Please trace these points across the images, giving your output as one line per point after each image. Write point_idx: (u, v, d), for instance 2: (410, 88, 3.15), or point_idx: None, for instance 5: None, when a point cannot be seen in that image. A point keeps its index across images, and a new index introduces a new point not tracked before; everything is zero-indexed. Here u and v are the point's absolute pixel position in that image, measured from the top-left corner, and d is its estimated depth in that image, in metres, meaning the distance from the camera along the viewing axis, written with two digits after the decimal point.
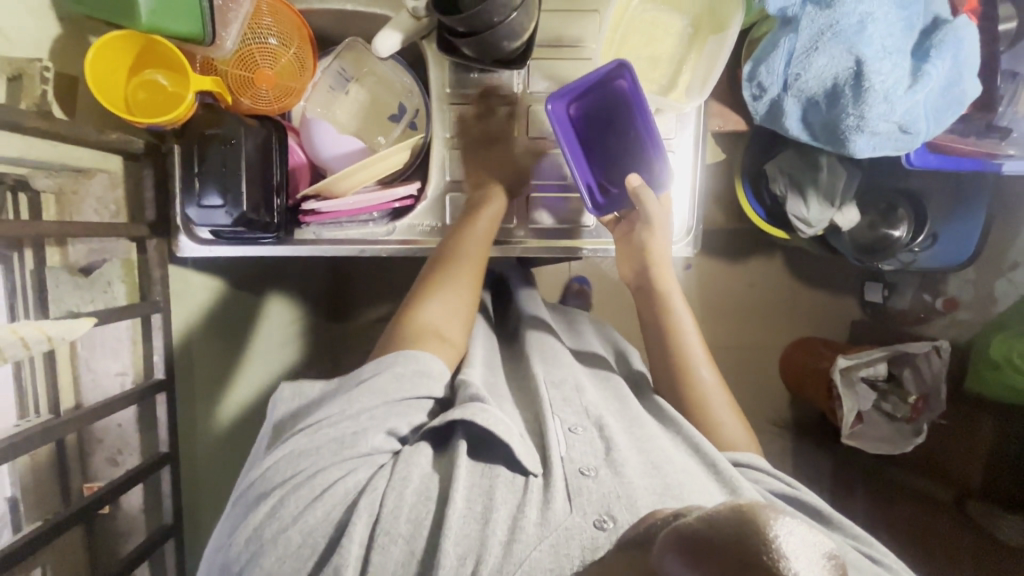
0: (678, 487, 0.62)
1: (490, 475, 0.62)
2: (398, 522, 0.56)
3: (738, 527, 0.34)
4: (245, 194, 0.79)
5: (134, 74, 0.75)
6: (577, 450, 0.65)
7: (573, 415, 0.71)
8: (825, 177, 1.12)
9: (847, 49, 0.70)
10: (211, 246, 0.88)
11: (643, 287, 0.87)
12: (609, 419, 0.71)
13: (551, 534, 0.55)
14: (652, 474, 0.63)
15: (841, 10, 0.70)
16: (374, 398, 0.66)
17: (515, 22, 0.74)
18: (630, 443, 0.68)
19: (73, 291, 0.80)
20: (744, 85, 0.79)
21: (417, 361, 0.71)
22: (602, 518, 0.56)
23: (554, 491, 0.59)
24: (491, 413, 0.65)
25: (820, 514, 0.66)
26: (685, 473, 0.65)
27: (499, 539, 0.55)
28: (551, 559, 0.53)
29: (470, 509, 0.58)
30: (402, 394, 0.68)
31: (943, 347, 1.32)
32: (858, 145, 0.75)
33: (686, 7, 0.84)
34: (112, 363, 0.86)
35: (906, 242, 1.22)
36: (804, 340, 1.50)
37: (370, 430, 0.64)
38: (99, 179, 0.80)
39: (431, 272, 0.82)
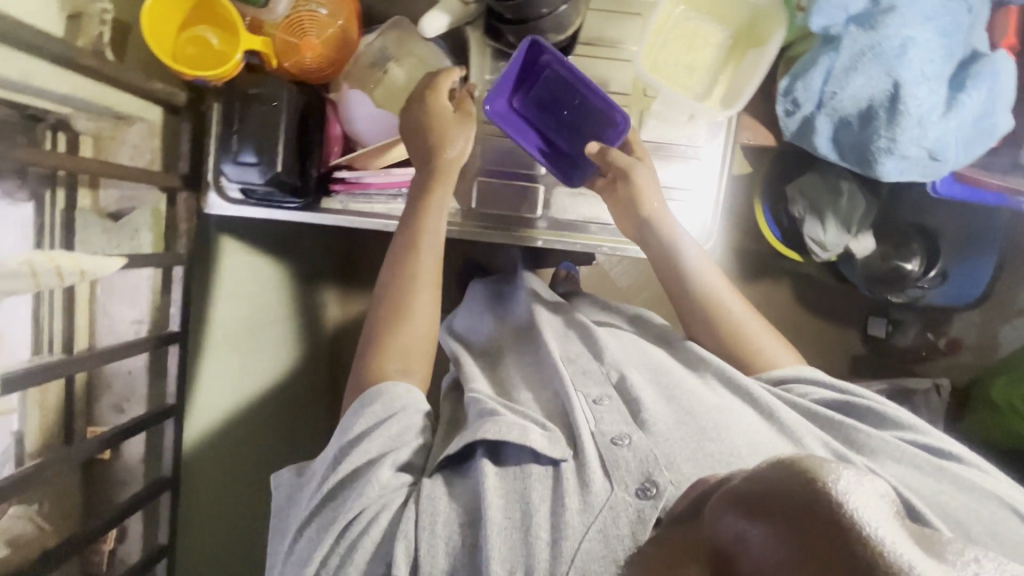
0: (716, 431, 0.67)
1: (524, 475, 0.63)
2: (437, 561, 0.58)
3: (795, 478, 0.32)
4: (280, 156, 0.80)
5: (186, 29, 0.77)
6: (606, 421, 0.68)
7: (595, 387, 0.74)
8: (845, 203, 1.14)
9: (885, 72, 0.72)
10: (239, 205, 0.88)
11: (647, 245, 0.85)
12: (630, 379, 0.75)
13: (596, 520, 0.57)
14: (686, 422, 0.68)
15: (884, 32, 0.71)
16: (361, 448, 0.65)
17: (562, 14, 0.77)
18: (656, 396, 0.73)
19: (100, 234, 0.83)
20: (778, 100, 0.79)
21: (375, 403, 0.69)
22: (644, 487, 0.59)
23: (590, 471, 0.62)
24: (503, 423, 0.66)
25: (866, 410, 0.72)
26: (719, 412, 0.70)
27: (543, 544, 0.57)
28: (601, 545, 0.55)
29: (508, 519, 0.59)
30: (385, 429, 0.67)
31: (943, 386, 1.38)
32: (887, 167, 0.76)
33: (728, 19, 0.86)
34: (129, 310, 0.87)
35: (917, 277, 1.23)
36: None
37: (377, 471, 0.64)
38: (137, 127, 0.82)
39: (395, 280, 0.79)
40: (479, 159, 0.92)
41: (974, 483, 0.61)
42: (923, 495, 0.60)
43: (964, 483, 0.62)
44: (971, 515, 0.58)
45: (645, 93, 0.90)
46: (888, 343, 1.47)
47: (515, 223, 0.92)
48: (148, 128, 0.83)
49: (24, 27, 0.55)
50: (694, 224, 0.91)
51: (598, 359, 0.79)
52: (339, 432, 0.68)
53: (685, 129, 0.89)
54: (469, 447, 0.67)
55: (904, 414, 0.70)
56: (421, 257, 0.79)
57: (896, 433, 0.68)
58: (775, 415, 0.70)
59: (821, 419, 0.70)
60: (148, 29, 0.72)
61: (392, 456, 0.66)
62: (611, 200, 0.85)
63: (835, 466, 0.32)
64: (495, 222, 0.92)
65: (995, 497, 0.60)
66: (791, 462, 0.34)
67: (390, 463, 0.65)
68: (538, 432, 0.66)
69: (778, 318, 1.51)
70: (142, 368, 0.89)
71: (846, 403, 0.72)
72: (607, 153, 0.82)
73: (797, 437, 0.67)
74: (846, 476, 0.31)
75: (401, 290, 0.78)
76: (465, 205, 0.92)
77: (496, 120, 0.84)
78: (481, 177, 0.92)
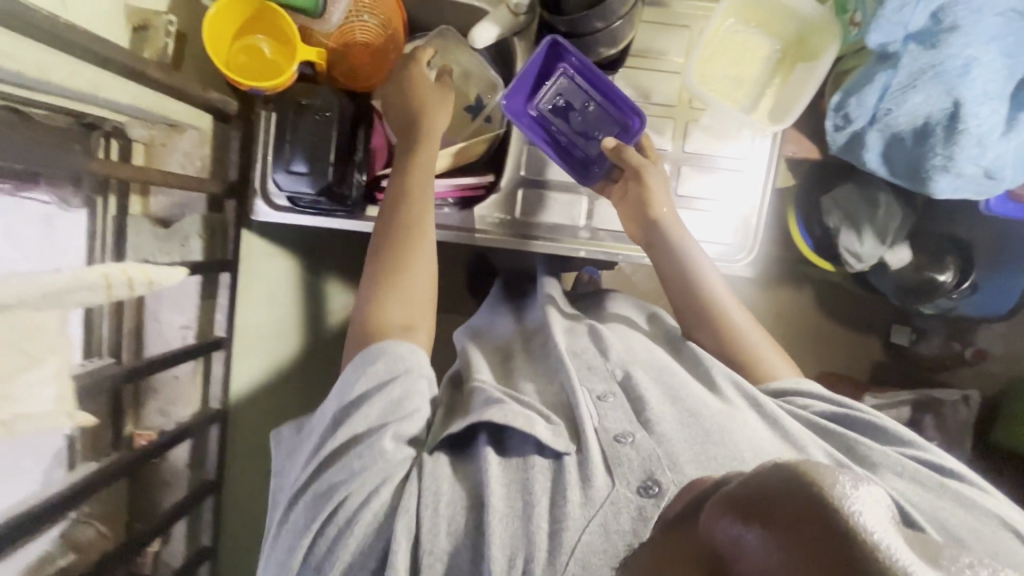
0: (720, 434, 0.64)
1: (525, 467, 0.62)
2: (437, 540, 0.57)
3: (796, 481, 0.31)
4: (331, 166, 0.81)
5: (240, 38, 0.78)
6: (610, 418, 0.66)
7: (601, 382, 0.71)
8: (881, 214, 1.14)
9: (947, 90, 0.71)
10: (287, 212, 0.88)
11: (653, 242, 0.81)
12: (636, 376, 0.73)
13: (597, 514, 0.57)
14: (689, 424, 0.66)
15: (947, 50, 0.70)
16: (360, 413, 0.64)
17: (617, 30, 0.77)
18: (661, 396, 0.70)
19: (151, 241, 0.82)
20: (829, 114, 0.80)
21: (376, 363, 0.67)
22: (646, 484, 0.58)
23: (591, 466, 0.60)
24: (508, 411, 0.64)
25: (873, 428, 0.68)
26: (723, 415, 0.67)
27: (544, 533, 0.56)
28: (602, 539, 0.55)
29: (511, 509, 0.58)
30: (387, 394, 0.65)
31: (972, 398, 1.38)
32: (940, 184, 0.76)
33: (778, 32, 0.86)
34: (178, 316, 0.87)
35: (949, 288, 1.22)
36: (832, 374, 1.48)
37: (378, 443, 0.62)
38: (188, 135, 0.83)
39: (386, 249, 0.76)
40: (519, 169, 0.90)
41: (981, 503, 0.59)
42: (925, 511, 0.58)
43: (969, 502, 0.59)
44: (971, 533, 0.57)
45: (691, 105, 0.90)
46: (911, 351, 1.48)
47: (550, 232, 0.91)
48: (199, 136, 0.84)
49: (102, 42, 0.56)
50: (716, 238, 0.92)
51: (604, 355, 0.77)
52: (339, 392, 0.66)
53: (731, 142, 0.90)
54: (472, 427, 0.66)
55: (908, 431, 0.68)
56: (410, 220, 0.77)
57: (900, 449, 0.65)
58: (779, 422, 0.68)
59: (824, 432, 0.68)
60: (207, 39, 0.73)
61: (393, 427, 0.63)
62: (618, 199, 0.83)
63: (833, 471, 0.32)
64: (535, 231, 0.91)
65: (999, 518, 0.58)
66: (791, 466, 0.33)
67: (389, 436, 0.62)
68: (543, 424, 0.64)
69: (802, 327, 1.52)
70: (189, 373, 0.90)
71: (850, 418, 0.69)
72: (623, 149, 0.80)
73: (801, 446, 0.65)
74: (845, 481, 0.30)
75: (393, 258, 0.75)
76: (509, 215, 0.91)
77: (513, 116, 0.81)
78: (523, 187, 0.91)
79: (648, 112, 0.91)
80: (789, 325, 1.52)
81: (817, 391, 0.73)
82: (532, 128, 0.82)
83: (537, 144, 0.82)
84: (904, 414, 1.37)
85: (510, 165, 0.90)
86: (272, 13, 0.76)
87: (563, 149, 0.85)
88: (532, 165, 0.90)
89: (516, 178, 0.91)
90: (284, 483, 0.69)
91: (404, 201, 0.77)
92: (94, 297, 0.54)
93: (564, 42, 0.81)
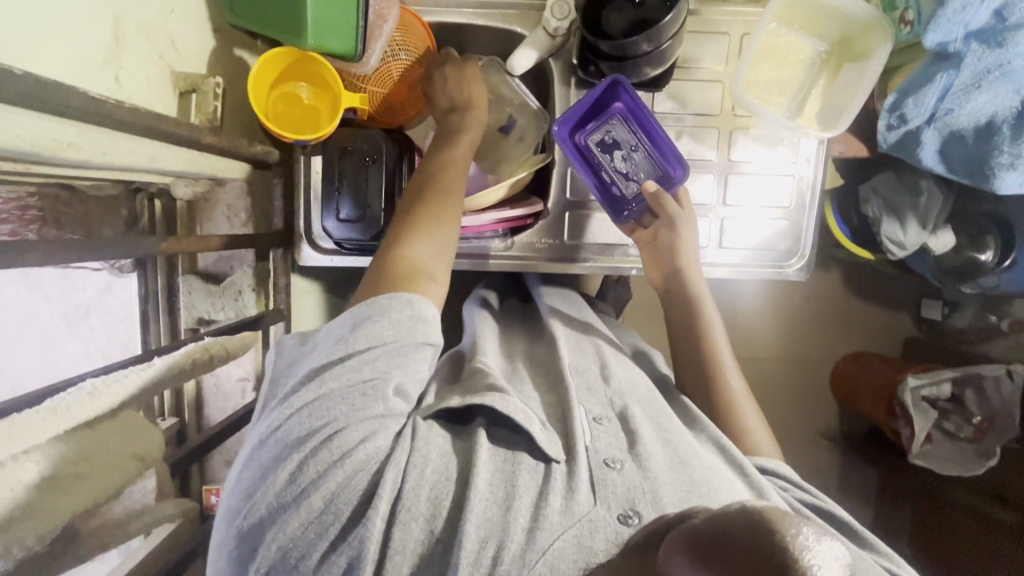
0: (707, 489, 0.59)
1: (512, 461, 0.58)
2: (419, 500, 0.53)
3: (754, 528, 0.34)
4: (382, 212, 0.80)
5: (276, 88, 0.76)
6: (602, 441, 0.62)
7: (598, 405, 0.68)
8: (924, 201, 1.12)
9: (1015, 89, 0.71)
10: (335, 255, 0.87)
11: (671, 288, 0.82)
12: (634, 409, 0.68)
13: (574, 525, 0.52)
14: (678, 470, 0.61)
15: (1014, 49, 0.69)
16: (375, 351, 0.58)
17: (665, 49, 0.76)
18: (653, 435, 0.65)
19: (206, 298, 0.84)
20: (883, 114, 0.80)
21: (403, 310, 0.61)
22: (627, 514, 0.54)
23: (578, 481, 0.57)
24: (511, 401, 0.61)
25: (848, 528, 0.64)
26: (715, 472, 0.63)
27: (521, 526, 0.52)
28: (574, 548, 0.51)
29: (492, 493, 0.55)
30: (399, 338, 0.60)
31: (1016, 372, 1.26)
32: (1006, 182, 0.74)
33: (822, 32, 0.85)
34: (235, 368, 0.86)
35: (990, 267, 1.18)
36: (858, 357, 1.46)
37: (386, 390, 0.57)
38: (232, 188, 0.81)
39: (405, 218, 0.71)
40: (563, 194, 0.89)
41: None
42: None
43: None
44: None
45: (735, 112, 0.88)
46: (943, 325, 1.45)
47: (596, 252, 0.90)
48: (241, 188, 0.83)
49: (157, 117, 0.54)
50: (749, 247, 0.91)
51: (606, 380, 0.73)
52: (354, 323, 0.60)
53: (780, 150, 0.88)
54: (471, 407, 0.62)
55: (880, 541, 0.62)
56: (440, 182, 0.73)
57: (875, 557, 0.60)
58: (765, 496, 0.62)
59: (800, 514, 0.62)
60: (251, 92, 0.72)
61: (398, 379, 0.58)
62: (649, 244, 0.83)
63: (799, 521, 0.34)
64: (581, 252, 0.90)
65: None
66: (754, 511, 0.35)
67: (393, 385, 0.58)
68: (540, 426, 0.60)
69: (832, 312, 1.51)
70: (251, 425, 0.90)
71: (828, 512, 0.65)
72: (661, 196, 0.80)
73: None
74: (808, 533, 0.33)
75: (416, 214, 0.71)
76: (558, 239, 0.90)
77: (559, 145, 0.80)
78: (569, 211, 0.89)
79: (689, 122, 0.88)
80: (822, 311, 1.51)
81: (793, 477, 0.68)
82: (576, 158, 0.82)
83: (578, 173, 0.82)
84: (943, 391, 1.30)
85: (556, 189, 0.89)
86: (316, 64, 0.76)
87: (601, 184, 0.85)
88: (577, 187, 0.89)
89: (563, 202, 0.89)
90: (267, 402, 0.62)
91: (437, 179, 0.74)
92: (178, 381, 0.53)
93: (626, 86, 0.79)
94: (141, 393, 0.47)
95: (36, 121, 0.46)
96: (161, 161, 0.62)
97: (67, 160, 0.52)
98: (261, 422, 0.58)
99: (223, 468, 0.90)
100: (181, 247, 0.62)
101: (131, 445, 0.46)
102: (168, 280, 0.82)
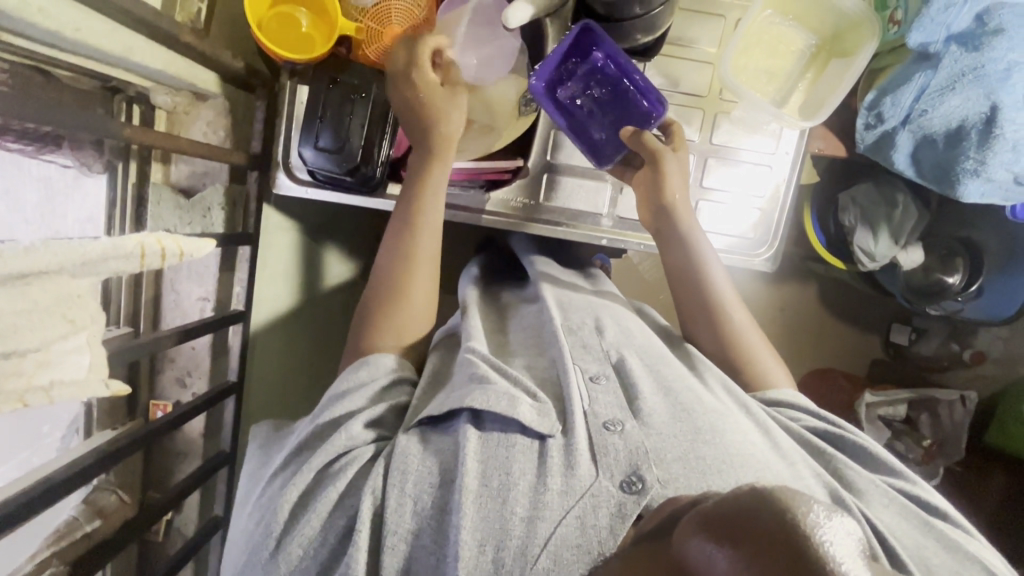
0: (712, 433, 0.62)
1: (507, 444, 0.58)
2: (403, 520, 0.54)
3: (768, 507, 0.34)
4: (356, 143, 0.78)
5: (273, 7, 0.77)
6: (601, 403, 0.63)
7: (595, 363, 0.68)
8: (898, 215, 1.14)
9: (984, 94, 0.75)
10: (310, 187, 0.86)
11: (660, 228, 0.81)
12: (631, 361, 0.70)
13: (576, 506, 0.53)
14: (682, 419, 0.63)
15: (989, 54, 0.74)
16: (341, 404, 0.63)
17: (657, 16, 0.77)
18: (654, 385, 0.67)
19: (173, 211, 0.84)
20: (862, 112, 0.84)
21: (361, 370, 0.67)
22: (630, 480, 0.55)
23: (577, 454, 0.57)
24: (491, 392, 0.60)
25: (865, 455, 0.68)
26: (717, 415, 0.65)
27: (520, 517, 0.53)
28: (577, 534, 0.51)
29: (485, 488, 0.54)
30: (366, 390, 0.65)
31: (969, 399, 1.32)
32: (969, 188, 0.80)
33: (814, 26, 0.87)
34: (196, 287, 0.87)
35: (957, 290, 1.20)
36: (819, 373, 1.45)
37: (349, 423, 0.60)
38: (212, 104, 0.81)
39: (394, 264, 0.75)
40: (547, 156, 0.91)
41: (964, 546, 0.57)
42: (907, 547, 0.57)
43: (952, 544, 0.58)
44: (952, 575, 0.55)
45: (721, 95, 0.89)
46: (909, 350, 1.45)
47: (573, 219, 0.92)
48: (222, 106, 0.82)
49: (142, 4, 0.55)
50: (720, 232, 0.92)
51: (600, 333, 0.74)
52: (326, 392, 0.66)
53: (761, 137, 0.90)
54: (452, 411, 0.61)
55: (897, 461, 0.67)
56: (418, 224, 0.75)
57: (885, 480, 0.65)
58: (772, 432, 0.66)
59: (813, 450, 0.67)
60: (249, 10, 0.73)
61: (369, 412, 0.62)
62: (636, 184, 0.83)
63: (806, 500, 0.34)
64: (556, 217, 0.92)
65: (982, 564, 0.56)
66: (762, 492, 0.35)
67: (360, 422, 0.61)
68: (528, 403, 0.60)
69: (806, 324, 1.51)
70: (205, 345, 0.90)
71: (842, 440, 0.69)
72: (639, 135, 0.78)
73: (791, 460, 0.63)
74: (818, 510, 0.33)
75: (399, 274, 0.74)
76: (533, 200, 0.91)
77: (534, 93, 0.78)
78: (547, 173, 0.91)
79: (677, 101, 0.89)
80: (795, 321, 1.51)
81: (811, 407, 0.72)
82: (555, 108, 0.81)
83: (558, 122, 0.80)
84: (899, 412, 1.33)
85: (537, 150, 0.90)
86: None
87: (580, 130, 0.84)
88: (560, 150, 0.90)
89: (543, 163, 0.91)
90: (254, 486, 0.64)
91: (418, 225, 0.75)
92: (125, 266, 0.51)
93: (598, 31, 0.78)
94: (81, 266, 0.46)
95: None
96: (138, 55, 0.62)
97: (37, 29, 0.51)
98: (246, 508, 0.62)
99: (172, 385, 0.91)
100: (149, 140, 0.62)
101: (63, 308, 0.45)
102: (137, 188, 0.82)
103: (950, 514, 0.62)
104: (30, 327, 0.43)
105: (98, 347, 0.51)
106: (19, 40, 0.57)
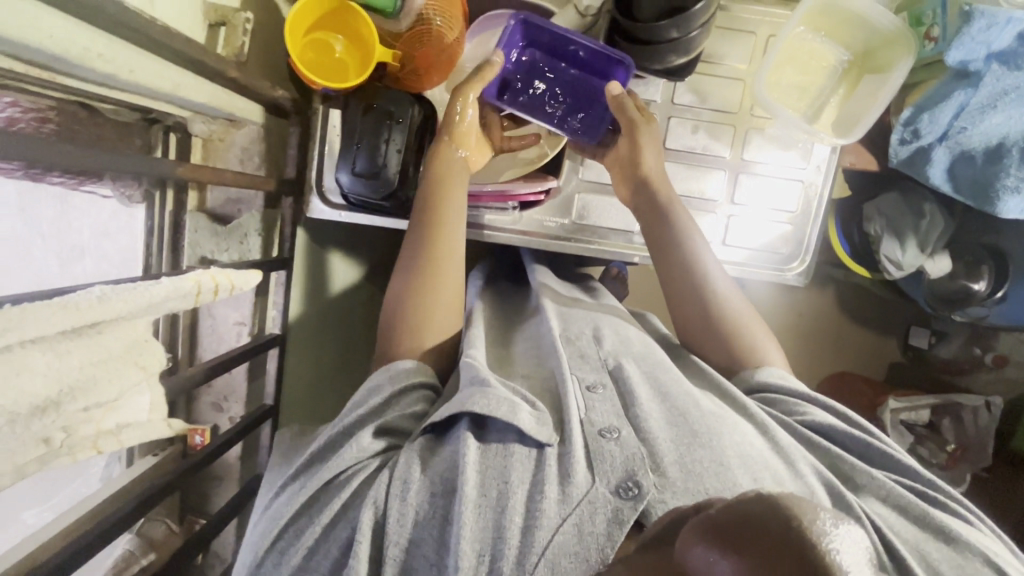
0: (709, 436, 0.61)
1: (505, 453, 0.57)
2: (403, 530, 0.53)
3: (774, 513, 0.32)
4: (393, 167, 0.78)
5: (309, 33, 0.77)
6: (597, 410, 0.62)
7: (591, 371, 0.68)
8: (926, 224, 1.13)
9: None
10: (344, 212, 0.86)
11: (640, 205, 0.82)
12: (628, 367, 0.70)
13: (573, 513, 0.52)
14: (678, 423, 0.62)
15: None
16: (352, 412, 0.62)
17: (692, 39, 0.77)
18: (652, 393, 0.66)
19: (210, 238, 0.85)
20: (897, 128, 0.85)
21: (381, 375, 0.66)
22: (626, 485, 0.54)
23: (573, 461, 0.56)
24: (491, 396, 0.59)
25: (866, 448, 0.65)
26: (714, 418, 0.64)
27: (517, 525, 0.52)
28: (574, 541, 0.50)
29: (484, 497, 0.54)
30: (381, 390, 0.64)
31: (995, 404, 1.31)
32: (1007, 205, 0.83)
33: (847, 42, 0.87)
34: (232, 312, 0.88)
35: (983, 297, 1.18)
36: (841, 379, 1.44)
37: (359, 433, 0.60)
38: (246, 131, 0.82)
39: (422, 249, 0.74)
40: (578, 174, 0.91)
41: (967, 538, 0.56)
42: (907, 540, 0.56)
43: (953, 538, 0.56)
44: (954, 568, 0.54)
45: (753, 112, 0.89)
46: (930, 354, 1.43)
47: (603, 236, 0.92)
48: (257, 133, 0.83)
49: (192, 43, 0.55)
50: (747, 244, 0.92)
51: (598, 342, 0.74)
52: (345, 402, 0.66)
53: (793, 154, 0.90)
54: (452, 418, 0.61)
55: (902, 454, 0.64)
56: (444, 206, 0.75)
57: (885, 473, 0.63)
58: (772, 433, 0.64)
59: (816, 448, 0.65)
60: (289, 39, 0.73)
61: (380, 421, 0.61)
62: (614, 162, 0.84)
63: (815, 507, 0.32)
64: (587, 234, 0.92)
65: (983, 555, 0.55)
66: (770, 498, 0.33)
67: (370, 430, 0.60)
68: (526, 411, 0.60)
69: (828, 332, 1.50)
70: (241, 370, 0.90)
71: (850, 434, 0.65)
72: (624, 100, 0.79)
73: (793, 462, 0.61)
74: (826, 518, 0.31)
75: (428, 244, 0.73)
76: (565, 219, 0.92)
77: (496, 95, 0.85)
78: (580, 193, 0.91)
79: (707, 117, 0.89)
80: (817, 329, 1.50)
81: (813, 396, 0.70)
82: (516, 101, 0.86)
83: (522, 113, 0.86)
84: (921, 416, 1.32)
85: (570, 170, 0.91)
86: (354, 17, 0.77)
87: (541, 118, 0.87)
88: (592, 170, 0.91)
89: (576, 183, 0.91)
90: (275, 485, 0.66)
91: (419, 233, 0.74)
92: (182, 304, 0.50)
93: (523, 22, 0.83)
94: (145, 309, 0.46)
95: (70, 25, 0.46)
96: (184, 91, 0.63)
97: (94, 72, 0.52)
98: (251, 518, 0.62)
99: (209, 409, 0.92)
100: (194, 175, 0.62)
101: (134, 356, 0.46)
102: (175, 216, 0.83)
103: (953, 503, 0.61)
104: (104, 376, 0.44)
105: (158, 386, 0.51)
106: (75, 82, 0.58)
